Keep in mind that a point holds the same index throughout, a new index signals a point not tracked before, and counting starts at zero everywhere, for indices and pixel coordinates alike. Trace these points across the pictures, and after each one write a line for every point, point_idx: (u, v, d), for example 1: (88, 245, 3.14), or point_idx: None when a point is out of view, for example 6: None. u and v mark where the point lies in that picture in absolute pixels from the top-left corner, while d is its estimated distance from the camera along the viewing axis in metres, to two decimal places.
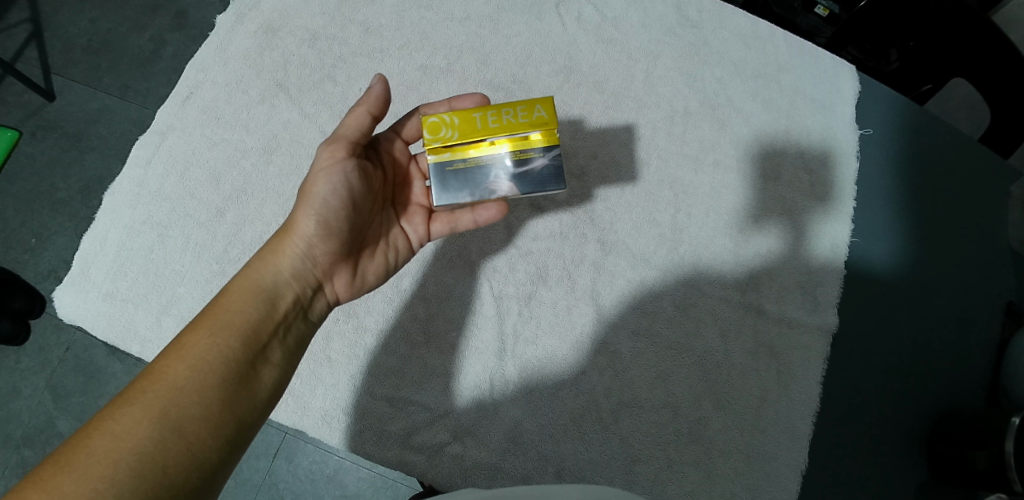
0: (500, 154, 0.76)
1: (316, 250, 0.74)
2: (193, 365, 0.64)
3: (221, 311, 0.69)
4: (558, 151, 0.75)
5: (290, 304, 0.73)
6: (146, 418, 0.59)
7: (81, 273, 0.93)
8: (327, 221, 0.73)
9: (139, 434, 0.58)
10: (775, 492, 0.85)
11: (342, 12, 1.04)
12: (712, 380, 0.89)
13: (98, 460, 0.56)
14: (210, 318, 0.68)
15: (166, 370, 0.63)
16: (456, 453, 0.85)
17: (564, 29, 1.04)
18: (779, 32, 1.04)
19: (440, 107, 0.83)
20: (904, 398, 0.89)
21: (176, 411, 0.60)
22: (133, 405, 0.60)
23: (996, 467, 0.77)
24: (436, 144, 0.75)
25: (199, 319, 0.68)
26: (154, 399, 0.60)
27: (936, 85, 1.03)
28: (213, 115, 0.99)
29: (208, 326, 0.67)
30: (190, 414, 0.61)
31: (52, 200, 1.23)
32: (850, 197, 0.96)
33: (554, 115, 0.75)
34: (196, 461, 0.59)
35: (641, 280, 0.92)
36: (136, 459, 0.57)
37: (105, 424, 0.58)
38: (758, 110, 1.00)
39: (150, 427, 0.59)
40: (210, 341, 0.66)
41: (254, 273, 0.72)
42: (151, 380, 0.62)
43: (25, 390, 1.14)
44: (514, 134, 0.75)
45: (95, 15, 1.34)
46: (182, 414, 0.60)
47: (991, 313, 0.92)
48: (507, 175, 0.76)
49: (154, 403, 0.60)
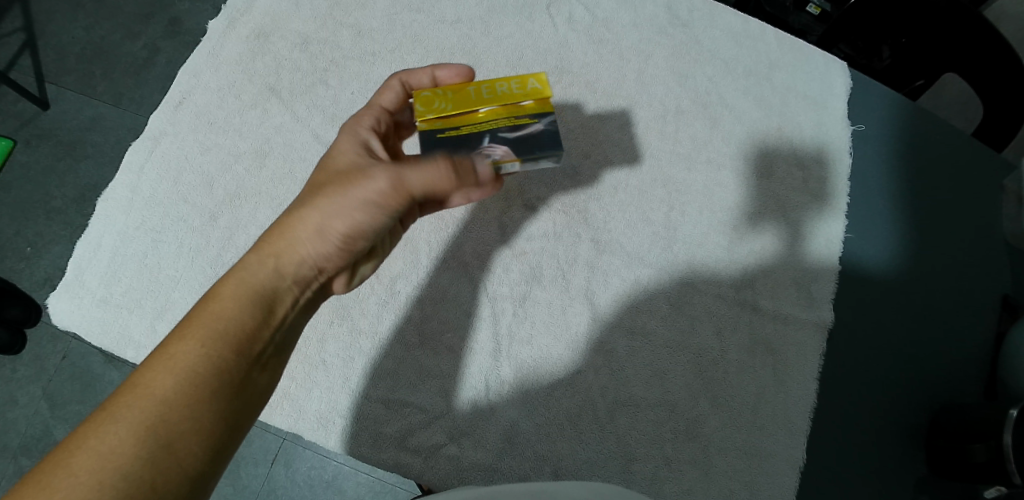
0: (495, 122, 0.69)
1: (326, 259, 0.72)
2: (183, 377, 0.59)
3: (212, 317, 0.64)
4: (554, 117, 0.69)
5: (290, 309, 0.70)
6: (134, 435, 0.56)
7: (75, 279, 0.92)
8: (349, 237, 0.71)
9: (126, 454, 0.55)
10: (774, 489, 0.85)
11: (333, 16, 1.05)
12: (709, 377, 0.89)
13: (82, 482, 0.53)
14: (200, 324, 0.63)
15: (152, 383, 0.58)
16: (453, 454, 0.85)
17: (555, 29, 1.04)
18: (769, 30, 1.04)
19: (422, 76, 0.83)
20: (902, 391, 0.89)
21: (166, 426, 0.57)
22: (118, 423, 0.56)
23: (995, 460, 0.76)
24: (428, 114, 0.70)
25: (190, 322, 0.63)
26: (141, 415, 0.57)
27: (928, 80, 1.04)
28: (207, 120, 0.99)
29: (200, 333, 0.62)
30: (180, 431, 0.57)
31: (47, 208, 1.23)
32: (845, 193, 0.97)
33: (549, 86, 0.71)
34: (185, 475, 0.57)
35: (636, 279, 0.92)
36: (122, 481, 0.54)
37: (88, 444, 0.54)
38: (749, 108, 1.00)
39: (137, 445, 0.55)
40: (201, 351, 0.61)
41: (251, 275, 0.67)
42: (137, 394, 0.58)
43: (22, 400, 1.14)
44: (508, 103, 0.70)
45: (88, 24, 1.34)
46: (173, 429, 0.57)
47: (987, 306, 0.92)
48: (499, 139, 0.68)
49: (142, 420, 0.57)
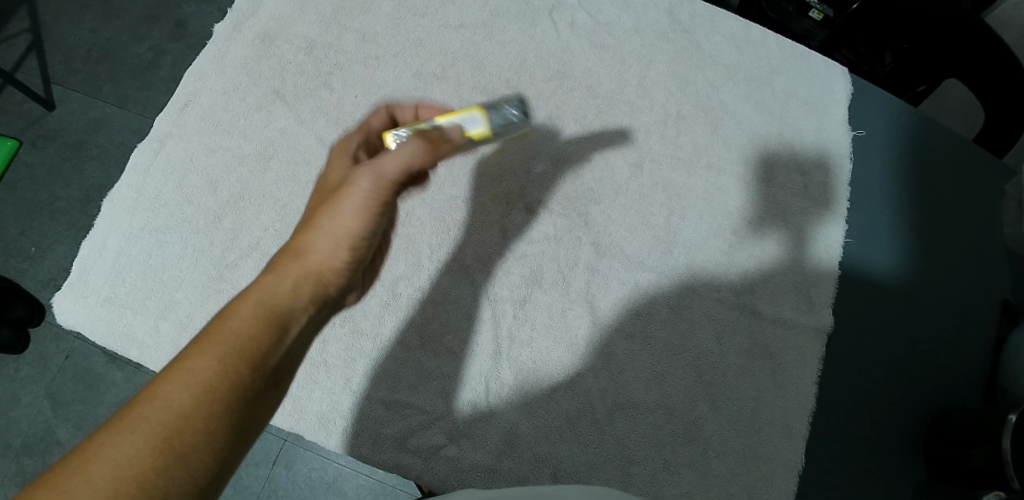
0: None
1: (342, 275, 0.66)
2: (214, 397, 0.52)
3: (237, 335, 0.56)
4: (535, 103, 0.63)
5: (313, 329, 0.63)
6: (170, 456, 0.49)
7: (79, 279, 0.93)
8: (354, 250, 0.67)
9: (160, 476, 0.48)
10: (771, 493, 0.85)
11: (338, 20, 1.06)
12: (708, 381, 0.89)
13: None
14: (223, 341, 0.56)
15: (181, 401, 0.51)
16: (452, 455, 0.85)
17: (557, 34, 1.05)
18: (770, 36, 1.05)
19: (406, 112, 0.80)
20: (901, 396, 0.89)
21: (202, 448, 0.51)
22: (145, 440, 0.49)
23: (993, 464, 0.76)
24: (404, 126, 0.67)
25: (211, 339, 0.56)
26: (173, 435, 0.50)
27: (930, 86, 1.04)
28: (211, 122, 1.00)
29: (221, 347, 0.55)
30: (215, 453, 0.51)
31: (52, 208, 1.24)
32: (845, 198, 0.97)
33: None
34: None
35: (636, 283, 0.93)
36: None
37: (118, 464, 0.48)
38: (750, 113, 1.01)
39: (174, 465, 0.49)
40: (217, 369, 0.54)
41: (274, 294, 0.61)
42: (165, 412, 0.51)
43: (25, 399, 1.14)
44: None
45: (94, 26, 1.35)
46: (208, 449, 0.51)
47: (987, 312, 0.93)
48: None
49: (175, 441, 0.50)
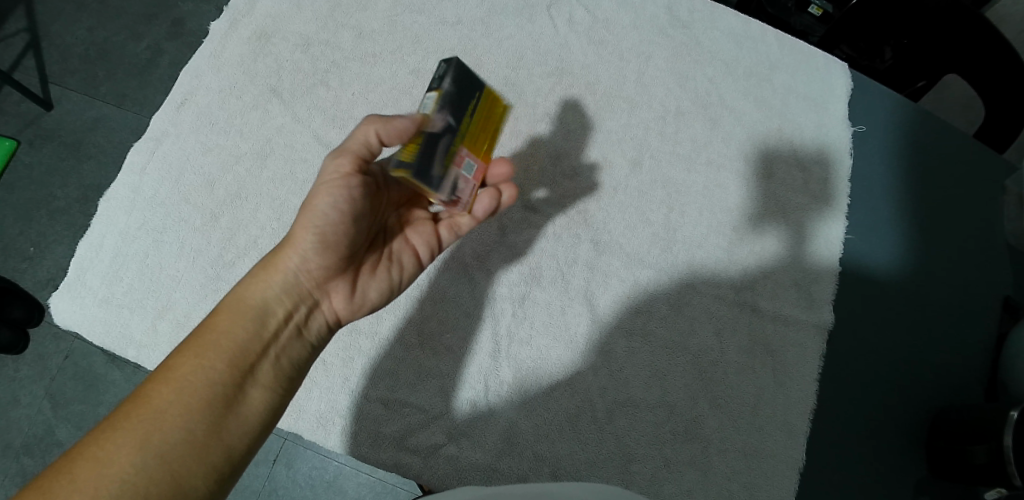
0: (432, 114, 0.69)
1: (311, 266, 0.71)
2: (178, 389, 0.62)
3: (210, 332, 0.67)
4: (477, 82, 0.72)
5: (281, 321, 0.70)
6: (134, 445, 0.57)
7: (77, 279, 0.92)
8: (325, 237, 0.69)
9: (125, 460, 0.57)
10: (772, 490, 0.85)
11: (335, 17, 1.05)
12: (708, 379, 0.89)
13: (80, 488, 0.54)
14: (197, 339, 0.66)
15: (153, 395, 0.61)
16: (451, 454, 0.85)
17: (555, 31, 1.04)
18: (770, 32, 1.05)
19: None
20: (901, 393, 0.89)
21: (161, 436, 0.59)
22: (114, 429, 0.58)
23: (996, 461, 0.76)
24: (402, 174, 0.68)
25: (192, 336, 0.66)
26: (138, 424, 0.59)
27: (930, 81, 1.04)
28: (208, 120, 0.99)
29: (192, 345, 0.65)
30: (172, 439, 0.59)
31: (50, 208, 1.23)
32: (845, 194, 0.97)
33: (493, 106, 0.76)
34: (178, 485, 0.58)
35: (635, 280, 0.92)
36: (118, 485, 0.55)
37: (89, 449, 0.57)
38: (749, 110, 1.00)
39: (134, 453, 0.57)
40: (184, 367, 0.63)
41: (246, 290, 0.70)
42: (137, 404, 0.60)
43: (24, 399, 1.14)
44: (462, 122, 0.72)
45: (91, 25, 1.35)
46: (165, 438, 0.59)
47: (988, 309, 0.92)
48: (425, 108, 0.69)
49: (139, 430, 0.58)
